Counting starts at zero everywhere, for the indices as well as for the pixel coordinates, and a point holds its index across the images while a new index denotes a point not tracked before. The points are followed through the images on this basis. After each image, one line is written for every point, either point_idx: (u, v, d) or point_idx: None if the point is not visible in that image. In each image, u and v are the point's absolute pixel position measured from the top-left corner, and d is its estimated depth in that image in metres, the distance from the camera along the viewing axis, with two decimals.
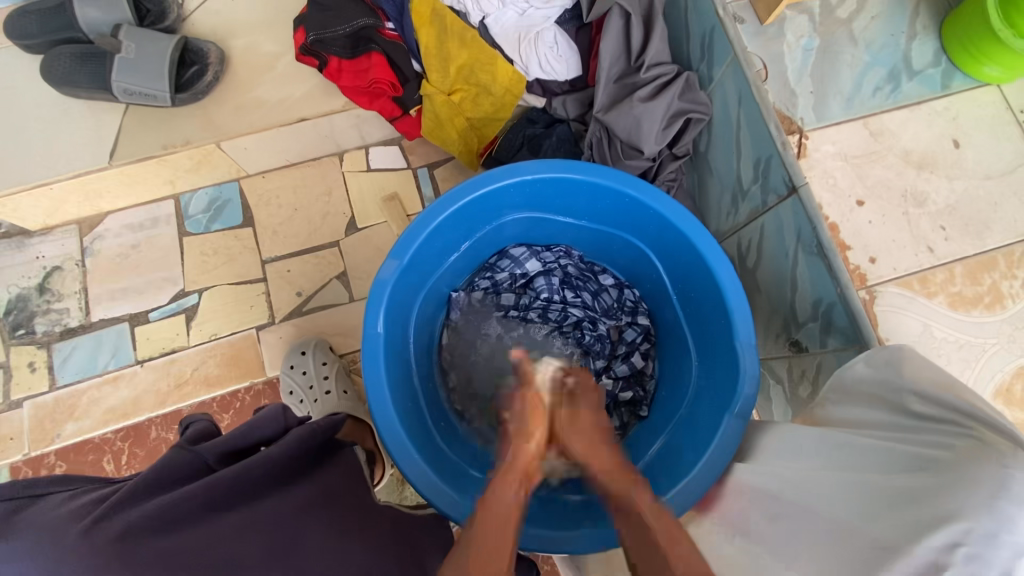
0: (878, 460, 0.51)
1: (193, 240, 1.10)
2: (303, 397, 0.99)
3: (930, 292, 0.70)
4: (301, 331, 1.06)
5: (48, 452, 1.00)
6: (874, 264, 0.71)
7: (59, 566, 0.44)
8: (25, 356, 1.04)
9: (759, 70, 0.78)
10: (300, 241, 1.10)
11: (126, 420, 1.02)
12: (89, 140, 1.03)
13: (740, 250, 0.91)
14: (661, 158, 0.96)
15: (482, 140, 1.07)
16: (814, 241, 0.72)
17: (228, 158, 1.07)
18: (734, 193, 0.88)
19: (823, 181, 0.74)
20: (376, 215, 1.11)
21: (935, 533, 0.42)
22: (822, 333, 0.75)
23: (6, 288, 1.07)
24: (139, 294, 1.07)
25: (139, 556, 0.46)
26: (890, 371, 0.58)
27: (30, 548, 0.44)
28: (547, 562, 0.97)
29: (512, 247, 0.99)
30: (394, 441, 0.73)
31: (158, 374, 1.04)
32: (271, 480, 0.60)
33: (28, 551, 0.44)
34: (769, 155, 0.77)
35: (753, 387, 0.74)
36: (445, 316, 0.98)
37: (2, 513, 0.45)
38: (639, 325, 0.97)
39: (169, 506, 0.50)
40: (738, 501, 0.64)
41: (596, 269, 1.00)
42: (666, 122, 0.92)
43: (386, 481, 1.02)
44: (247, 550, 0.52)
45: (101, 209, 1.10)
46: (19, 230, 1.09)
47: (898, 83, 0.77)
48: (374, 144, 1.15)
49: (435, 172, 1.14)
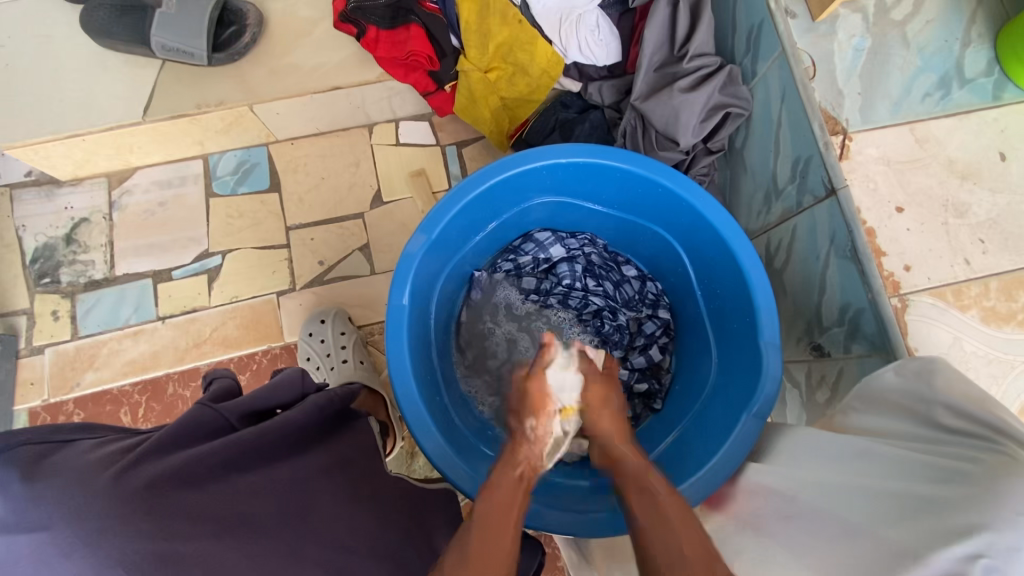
0: (899, 470, 0.51)
1: (219, 201, 1.10)
2: (320, 364, 0.99)
3: (963, 305, 0.69)
4: (321, 300, 1.07)
5: (68, 400, 1.02)
6: (908, 272, 0.69)
7: (86, 515, 0.42)
8: (48, 304, 1.06)
9: (807, 67, 0.77)
10: (326, 210, 1.10)
11: (144, 374, 1.03)
12: (124, 93, 1.03)
13: (768, 250, 0.90)
14: (695, 152, 0.96)
15: (513, 121, 1.06)
16: (849, 244, 0.72)
17: (258, 121, 1.07)
18: (768, 191, 0.88)
19: (864, 186, 0.72)
20: (402, 190, 1.11)
21: (958, 541, 0.42)
22: (846, 338, 0.74)
23: (34, 235, 1.08)
24: (164, 252, 1.08)
25: (168, 508, 0.46)
26: (921, 383, 0.57)
27: (55, 493, 0.42)
28: (549, 543, 0.99)
29: (536, 231, 0.99)
30: (413, 413, 0.74)
31: (178, 332, 1.05)
32: (290, 442, 0.60)
33: (52, 496, 0.42)
34: (809, 155, 0.77)
35: (774, 385, 0.73)
36: (466, 294, 0.98)
37: (28, 456, 0.44)
38: (659, 318, 0.96)
39: (192, 461, 0.50)
40: (750, 500, 0.65)
41: (620, 260, 1.00)
42: (705, 115, 0.91)
43: (396, 454, 1.03)
44: (261, 507, 0.53)
45: (131, 164, 1.11)
46: (49, 179, 1.10)
47: (949, 91, 0.76)
48: (404, 118, 1.14)
49: (464, 151, 1.14)
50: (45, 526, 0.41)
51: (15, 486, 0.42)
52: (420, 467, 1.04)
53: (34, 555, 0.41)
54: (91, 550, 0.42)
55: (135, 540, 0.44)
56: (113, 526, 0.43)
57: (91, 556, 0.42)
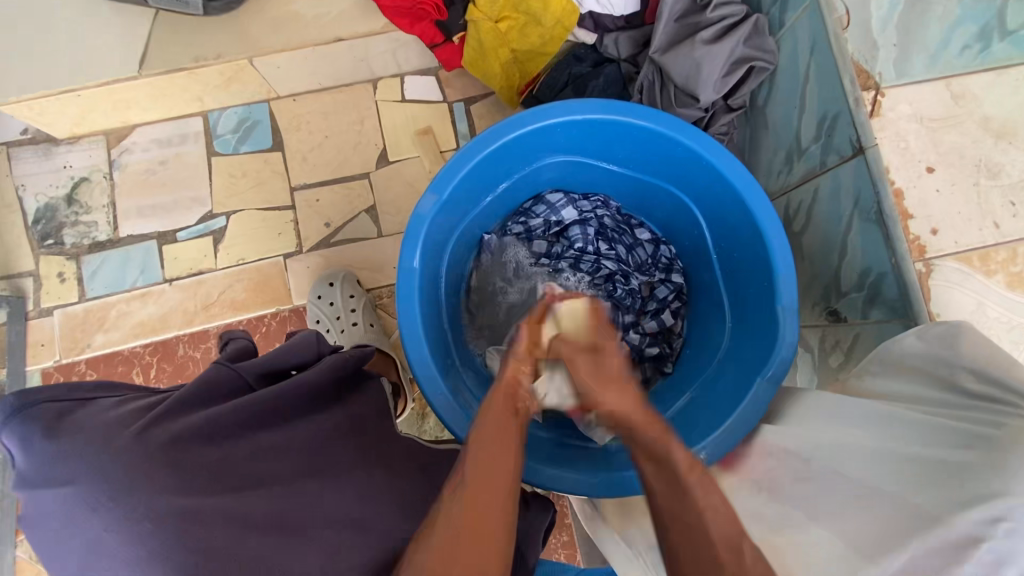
0: (926, 433, 0.51)
1: (221, 160, 1.07)
2: (329, 327, 0.98)
3: (989, 270, 0.65)
4: (329, 263, 1.05)
5: (79, 361, 1.02)
6: (935, 236, 0.66)
7: (108, 472, 0.43)
8: (54, 266, 1.05)
9: (841, 16, 0.73)
10: (331, 169, 1.07)
11: (153, 336, 1.03)
12: (117, 45, 0.98)
13: (787, 212, 0.88)
14: (714, 110, 0.92)
15: (524, 75, 1.02)
16: (875, 206, 0.69)
17: (258, 76, 1.03)
18: (790, 151, 0.85)
19: (895, 144, 0.68)
20: (408, 149, 1.08)
21: (978, 507, 0.43)
22: (865, 304, 0.73)
23: (34, 195, 1.06)
24: (167, 212, 1.07)
25: (188, 464, 0.47)
26: (945, 349, 0.54)
27: (79, 449, 0.44)
28: (559, 501, 1.01)
29: (548, 192, 0.96)
30: (425, 375, 0.74)
31: (185, 294, 1.04)
32: (308, 402, 0.60)
33: (77, 451, 0.43)
34: (837, 112, 0.73)
35: (790, 350, 0.72)
36: (475, 258, 0.96)
37: (51, 414, 0.45)
38: (671, 282, 0.95)
39: (214, 418, 0.50)
40: (766, 460, 0.65)
41: (633, 223, 0.98)
42: (727, 69, 0.86)
43: (406, 415, 1.04)
44: (280, 467, 0.53)
45: (128, 121, 1.07)
46: (46, 137, 1.07)
47: (989, 43, 0.69)
48: (409, 73, 1.10)
49: (471, 107, 1.10)
50: (70, 480, 0.43)
51: (40, 441, 0.44)
52: (430, 428, 1.05)
53: (63, 506, 0.43)
54: (113, 503, 0.43)
55: (158, 494, 0.44)
56: (134, 480, 0.43)
57: (115, 510, 0.42)
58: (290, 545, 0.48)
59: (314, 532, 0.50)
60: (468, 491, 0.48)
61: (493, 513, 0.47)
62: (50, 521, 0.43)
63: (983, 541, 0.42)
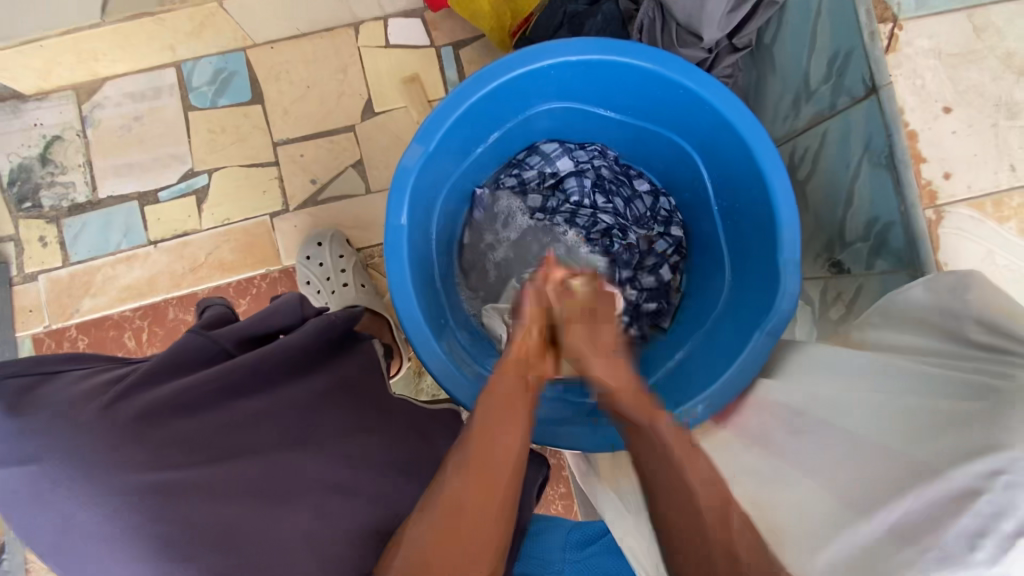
0: (926, 387, 0.50)
1: (199, 114, 1.02)
2: (320, 288, 0.96)
3: (1001, 216, 0.61)
4: (317, 221, 1.02)
5: (69, 326, 1.00)
6: (948, 180, 0.61)
7: (76, 449, 0.42)
8: (34, 230, 1.02)
9: None
10: (314, 123, 1.02)
11: (142, 300, 1.01)
12: None
13: (792, 159, 0.84)
14: (718, 50, 0.86)
15: (515, 16, 0.95)
16: (886, 150, 0.65)
17: (232, 23, 0.95)
18: (797, 93, 0.80)
19: (909, 82, 0.63)
20: (394, 99, 1.03)
21: (978, 459, 0.43)
22: (871, 254, 0.71)
23: (6, 156, 1.02)
24: (146, 172, 1.02)
25: (159, 438, 0.45)
26: (955, 299, 0.51)
27: (43, 426, 0.42)
28: (556, 455, 1.02)
29: (542, 143, 0.92)
30: (416, 333, 0.72)
31: (171, 256, 1.02)
32: (290, 367, 0.58)
33: (39, 429, 0.42)
34: (852, 47, 0.68)
35: (791, 305, 0.70)
36: (467, 214, 0.93)
37: (14, 390, 0.44)
38: (671, 236, 0.92)
39: (185, 389, 0.48)
40: (761, 414, 0.64)
41: (632, 173, 0.93)
42: (733, 4, 0.80)
43: (403, 374, 1.04)
44: (262, 436, 0.52)
45: (98, 74, 1.01)
46: (13, 93, 1.01)
47: None
48: (393, 15, 1.03)
49: (460, 52, 1.04)
50: (35, 458, 0.42)
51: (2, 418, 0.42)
52: (427, 387, 1.04)
53: (31, 482, 0.42)
54: (83, 480, 0.42)
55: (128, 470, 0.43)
56: (101, 456, 0.42)
57: (88, 486, 0.42)
58: (272, 511, 0.48)
59: (295, 493, 0.50)
60: (462, 469, 0.50)
61: (490, 479, 0.49)
62: (23, 499, 0.42)
63: (980, 493, 0.42)
